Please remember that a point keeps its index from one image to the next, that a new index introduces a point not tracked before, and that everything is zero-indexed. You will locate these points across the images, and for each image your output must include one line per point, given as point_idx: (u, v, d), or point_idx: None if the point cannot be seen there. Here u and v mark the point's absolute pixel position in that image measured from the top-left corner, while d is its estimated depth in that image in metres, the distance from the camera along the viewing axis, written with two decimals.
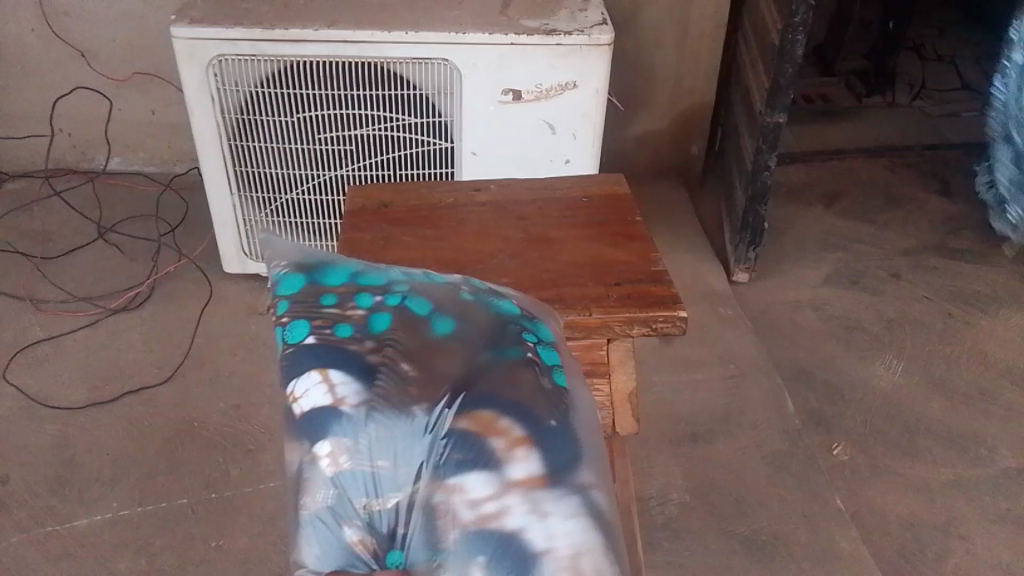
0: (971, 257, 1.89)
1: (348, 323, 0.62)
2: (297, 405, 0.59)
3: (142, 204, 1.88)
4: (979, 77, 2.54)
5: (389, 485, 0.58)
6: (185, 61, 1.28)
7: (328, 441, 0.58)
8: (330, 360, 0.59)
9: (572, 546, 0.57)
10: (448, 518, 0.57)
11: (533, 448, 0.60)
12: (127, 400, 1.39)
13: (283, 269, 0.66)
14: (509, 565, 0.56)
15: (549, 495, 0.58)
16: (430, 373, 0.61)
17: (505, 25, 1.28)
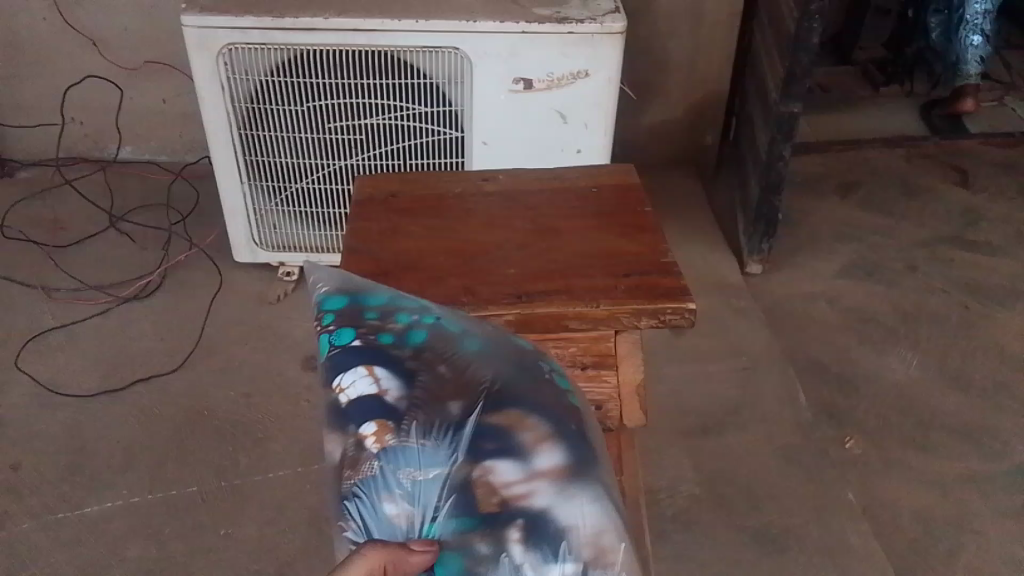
0: (989, 249, 1.86)
1: (389, 333, 0.66)
2: (344, 396, 0.62)
3: (154, 193, 1.88)
4: (1001, 68, 2.61)
5: (427, 461, 0.60)
6: (194, 50, 1.27)
7: (374, 421, 0.61)
8: (377, 360, 0.64)
9: (594, 523, 0.60)
10: (483, 493, 0.59)
11: (557, 442, 0.63)
12: (137, 388, 1.40)
13: (326, 289, 0.69)
14: (541, 538, 0.58)
15: (574, 483, 0.61)
16: (464, 373, 0.64)
17: (516, 12, 1.27)
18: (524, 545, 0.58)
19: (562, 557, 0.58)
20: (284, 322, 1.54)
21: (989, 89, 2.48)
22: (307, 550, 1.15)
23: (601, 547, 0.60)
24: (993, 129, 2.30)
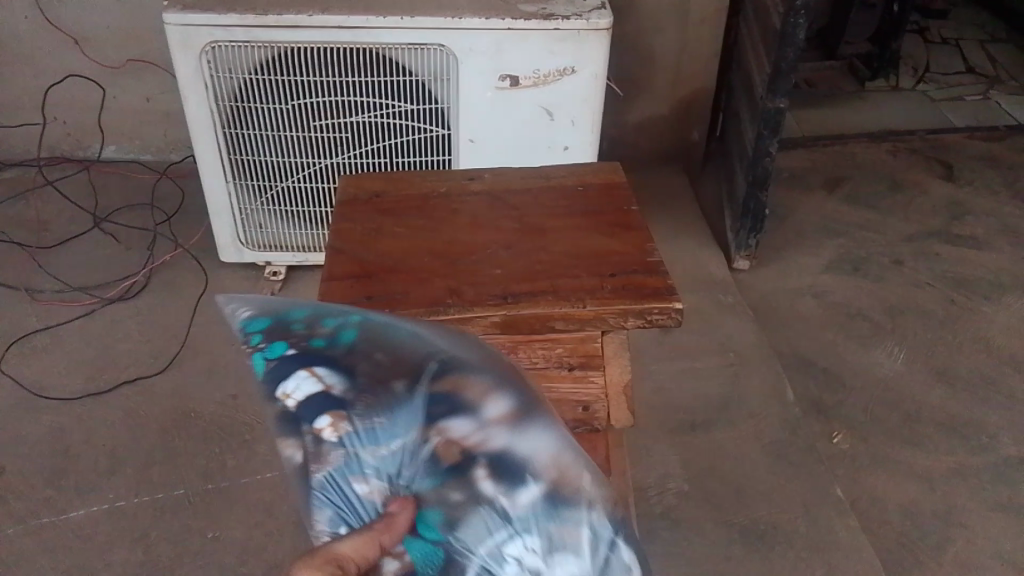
0: (975, 243, 1.87)
1: (319, 336, 0.62)
2: (290, 402, 0.58)
3: (138, 192, 1.87)
4: (985, 62, 2.64)
5: (386, 436, 0.58)
6: (177, 49, 1.26)
7: (327, 412, 0.58)
8: (314, 359, 0.60)
9: (551, 447, 0.61)
10: (445, 451, 0.58)
11: (497, 394, 0.64)
12: (122, 390, 1.39)
13: (247, 314, 0.63)
14: (509, 474, 0.58)
15: (522, 425, 0.62)
16: (397, 355, 0.63)
17: (502, 9, 1.26)
18: (492, 479, 0.57)
19: (529, 483, 0.58)
20: None
21: (973, 84, 2.51)
22: (295, 552, 1.14)
23: (563, 466, 0.61)
24: (977, 122, 2.32)
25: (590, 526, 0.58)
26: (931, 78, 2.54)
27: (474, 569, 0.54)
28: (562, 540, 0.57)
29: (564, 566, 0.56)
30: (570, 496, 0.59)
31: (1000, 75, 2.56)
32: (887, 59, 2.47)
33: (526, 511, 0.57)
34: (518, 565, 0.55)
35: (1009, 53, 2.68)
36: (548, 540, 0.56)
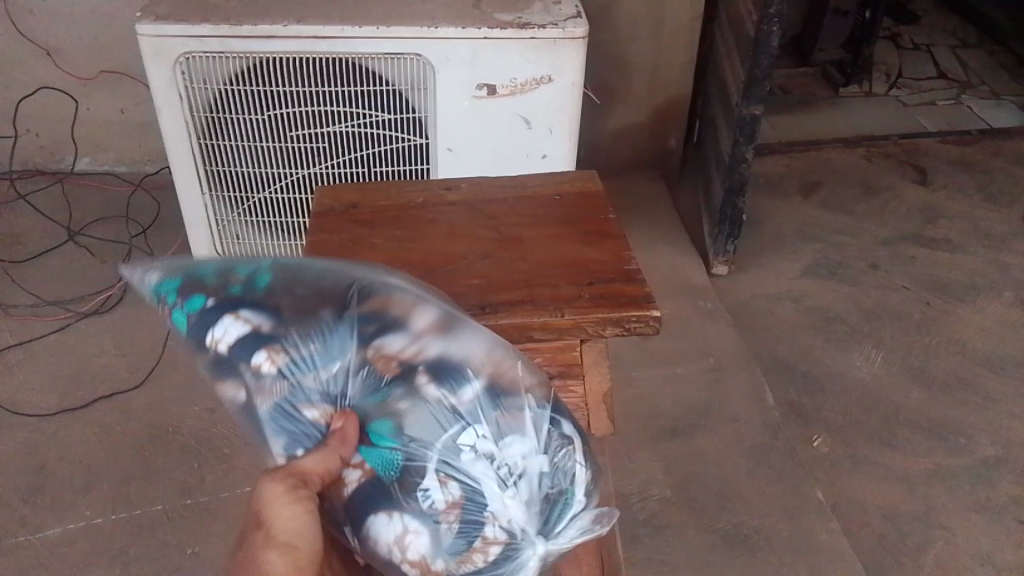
0: (948, 245, 1.89)
1: (236, 282, 0.64)
2: (220, 347, 0.60)
3: (113, 204, 1.85)
4: (956, 67, 2.68)
5: (323, 360, 0.59)
6: (150, 59, 1.25)
7: (260, 348, 0.59)
8: (237, 304, 0.62)
9: (482, 346, 0.61)
10: (383, 363, 0.59)
11: (427, 305, 0.63)
12: (97, 406, 1.37)
13: (160, 277, 0.66)
14: (448, 375, 0.58)
15: (454, 331, 0.61)
16: (323, 285, 0.64)
17: (478, 18, 1.26)
18: (431, 377, 0.58)
19: (472, 380, 0.58)
20: None
21: (945, 89, 2.55)
22: None
23: (498, 359, 0.61)
24: (950, 126, 2.35)
25: (533, 407, 0.59)
26: (903, 83, 2.57)
27: (432, 465, 0.55)
28: (509, 423, 0.57)
29: (517, 446, 0.56)
30: (509, 383, 0.59)
31: (971, 80, 2.60)
32: (860, 65, 2.50)
33: (470, 402, 0.57)
34: (472, 453, 0.55)
35: (979, 59, 2.72)
36: (499, 428, 0.56)
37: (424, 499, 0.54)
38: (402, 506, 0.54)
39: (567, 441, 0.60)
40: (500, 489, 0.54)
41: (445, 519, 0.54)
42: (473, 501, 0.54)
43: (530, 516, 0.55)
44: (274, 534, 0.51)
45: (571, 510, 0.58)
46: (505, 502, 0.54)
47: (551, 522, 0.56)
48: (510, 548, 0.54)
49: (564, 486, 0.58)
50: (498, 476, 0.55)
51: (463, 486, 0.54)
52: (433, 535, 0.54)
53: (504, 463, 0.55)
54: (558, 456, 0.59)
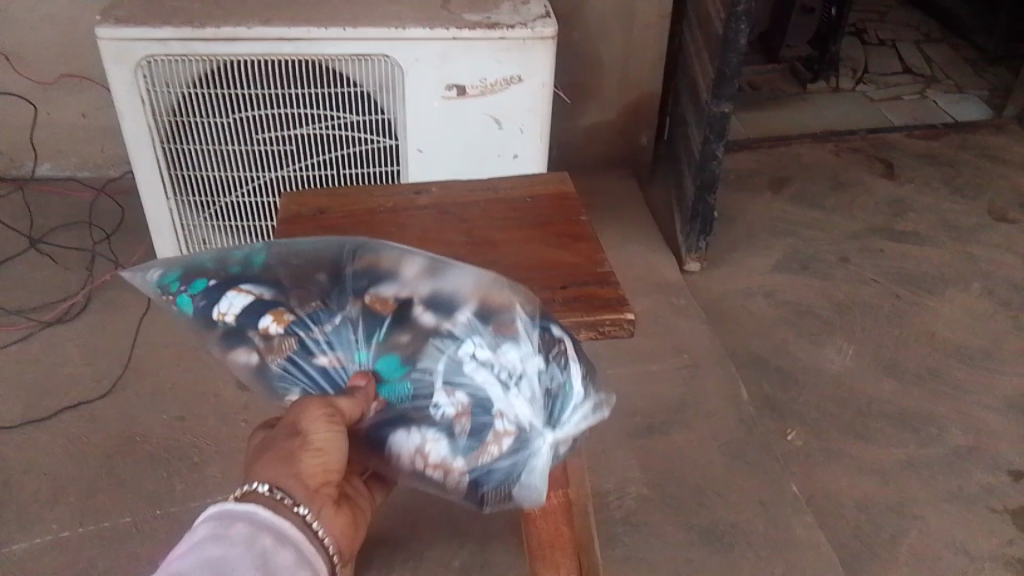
0: (916, 238, 1.91)
1: (233, 263, 0.72)
2: (229, 318, 0.69)
3: (76, 211, 1.82)
4: (921, 61, 2.71)
5: (326, 315, 0.69)
6: (111, 63, 1.22)
7: (267, 313, 0.69)
8: (237, 279, 0.70)
9: (469, 276, 0.71)
10: (385, 309, 0.70)
11: (415, 254, 0.73)
12: (63, 417, 1.34)
13: (159, 271, 0.72)
14: (444, 307, 0.69)
15: (443, 270, 0.72)
16: (316, 252, 0.73)
17: (446, 18, 1.25)
18: (430, 311, 0.69)
19: (466, 307, 0.69)
20: None
21: (911, 84, 2.58)
22: None
23: (488, 284, 0.71)
24: (916, 120, 2.38)
25: (522, 319, 0.69)
26: (870, 78, 2.60)
27: (440, 383, 0.67)
28: (502, 335, 0.68)
29: (513, 352, 0.67)
30: (500, 303, 0.70)
31: (936, 74, 2.64)
32: (828, 61, 2.52)
33: (466, 325, 0.68)
34: (474, 364, 0.66)
35: (943, 53, 2.76)
36: (494, 340, 0.67)
37: (438, 412, 0.67)
38: (420, 420, 0.68)
39: (563, 345, 0.70)
40: (502, 391, 0.66)
41: (458, 424, 0.67)
42: (480, 404, 0.66)
43: (532, 409, 0.66)
44: (310, 442, 0.59)
45: (574, 398, 0.68)
46: (507, 400, 0.66)
47: (557, 412, 0.67)
48: (519, 438, 0.66)
49: (563, 382, 0.68)
50: (498, 380, 0.66)
51: (469, 395, 0.66)
52: (448, 438, 0.67)
53: (502, 368, 0.66)
54: (553, 355, 0.69)
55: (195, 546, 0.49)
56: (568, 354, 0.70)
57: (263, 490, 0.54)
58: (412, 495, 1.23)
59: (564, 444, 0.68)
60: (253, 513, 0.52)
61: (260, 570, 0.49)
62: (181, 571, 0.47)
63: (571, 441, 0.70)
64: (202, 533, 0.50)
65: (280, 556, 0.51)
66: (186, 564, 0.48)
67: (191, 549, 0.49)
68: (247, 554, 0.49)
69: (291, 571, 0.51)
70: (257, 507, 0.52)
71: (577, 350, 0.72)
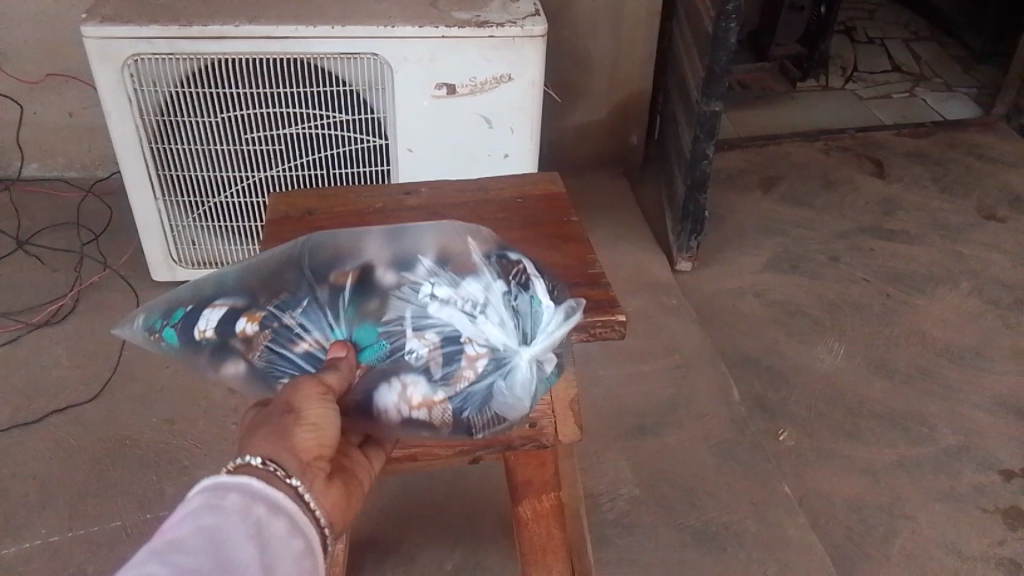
0: (906, 237, 1.91)
1: (204, 284, 0.72)
2: (208, 334, 0.69)
3: (63, 211, 1.80)
4: (909, 59, 2.72)
5: (296, 304, 0.69)
6: (97, 62, 1.21)
7: (240, 317, 0.69)
8: (209, 297, 0.70)
9: (423, 234, 0.73)
10: (347, 281, 0.69)
11: (368, 233, 0.74)
12: (50, 421, 1.33)
13: (140, 316, 0.73)
14: (401, 264, 0.70)
15: (396, 238, 0.73)
16: (280, 253, 0.73)
17: (436, 17, 1.24)
18: (390, 268, 0.70)
19: (422, 262, 0.70)
20: None
21: (900, 82, 2.58)
22: None
23: (442, 238, 0.73)
24: (905, 118, 2.38)
25: (477, 259, 0.71)
26: (859, 77, 2.60)
27: (409, 330, 0.66)
28: (460, 273, 0.69)
29: (473, 286, 0.68)
30: (455, 250, 0.72)
31: (924, 72, 2.64)
32: (817, 60, 2.53)
33: (426, 272, 0.69)
34: (439, 305, 0.67)
35: (932, 51, 2.77)
36: (454, 282, 0.68)
37: (412, 356, 0.66)
38: (398, 370, 0.66)
39: (517, 273, 0.72)
40: (470, 320, 0.66)
41: (433, 362, 0.66)
42: (450, 336, 0.66)
43: (502, 329, 0.66)
44: (303, 417, 0.58)
45: (544, 313, 0.68)
46: (476, 325, 0.66)
47: (529, 326, 0.67)
48: (495, 359, 0.66)
49: (528, 299, 0.69)
50: (464, 312, 0.67)
51: (440, 333, 0.66)
52: (426, 378, 0.66)
53: (465, 301, 0.67)
54: (513, 282, 0.71)
55: (189, 513, 0.48)
56: (528, 277, 0.72)
57: (256, 463, 0.52)
58: (403, 500, 1.23)
59: (544, 360, 0.68)
60: (246, 484, 0.50)
61: (255, 540, 0.48)
62: (178, 542, 0.46)
63: (551, 360, 0.69)
64: (196, 500, 0.49)
65: (274, 526, 0.50)
66: (182, 531, 0.46)
67: (185, 516, 0.48)
68: (243, 523, 0.48)
69: (285, 541, 0.50)
70: (251, 478, 0.51)
71: (537, 276, 0.74)
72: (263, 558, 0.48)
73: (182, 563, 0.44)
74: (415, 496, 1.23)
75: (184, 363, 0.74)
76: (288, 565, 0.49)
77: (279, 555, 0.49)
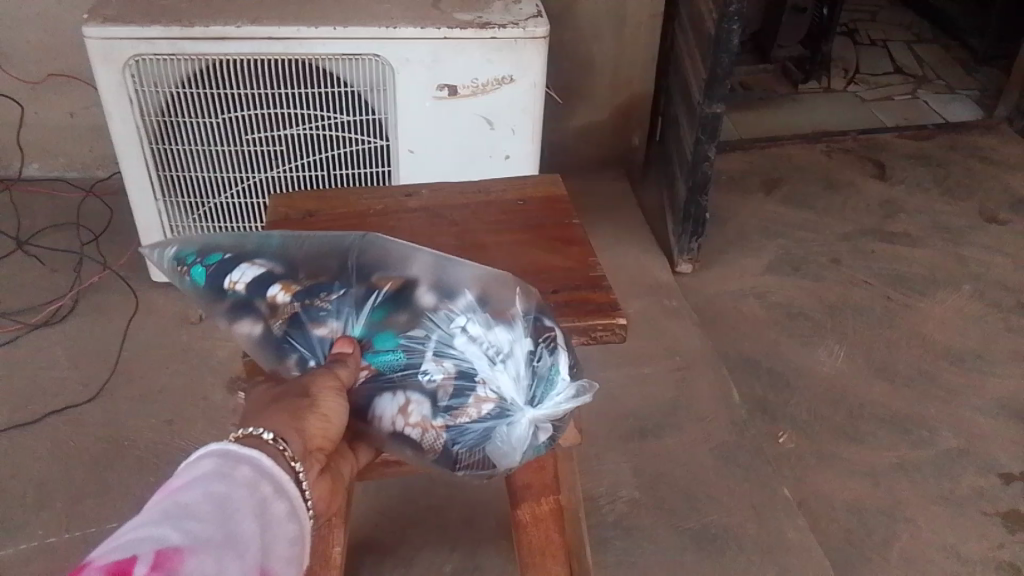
0: (908, 239, 1.91)
1: (248, 242, 0.74)
2: (238, 286, 0.70)
3: (63, 211, 1.80)
4: (912, 61, 2.72)
5: (329, 291, 0.70)
6: (98, 62, 1.21)
7: (274, 283, 0.70)
8: (251, 255, 0.73)
9: (474, 269, 0.73)
10: (386, 287, 0.70)
11: (422, 253, 0.75)
12: (49, 421, 1.33)
13: (176, 247, 0.76)
14: (445, 291, 0.70)
15: (449, 267, 0.73)
16: (326, 242, 0.75)
17: (437, 18, 1.24)
18: (432, 291, 0.70)
19: (465, 294, 0.70)
20: (207, 342, 1.49)
21: (902, 84, 2.58)
22: None
23: (491, 277, 0.73)
24: (907, 121, 2.38)
25: (518, 308, 0.70)
26: (861, 78, 2.60)
27: (431, 352, 0.67)
28: (496, 317, 0.69)
29: (503, 333, 0.68)
30: (500, 293, 0.71)
31: (927, 74, 2.64)
32: (819, 62, 2.53)
33: (464, 305, 0.69)
34: (467, 340, 0.67)
35: (934, 53, 2.77)
36: (488, 323, 0.68)
37: (424, 377, 0.66)
38: (405, 385, 0.66)
39: (548, 333, 0.71)
40: (489, 364, 0.66)
41: (442, 389, 0.66)
42: (466, 374, 0.66)
43: (515, 385, 0.66)
44: (318, 407, 0.58)
45: (558, 385, 0.67)
46: (492, 372, 0.66)
47: (541, 392, 0.67)
48: (499, 408, 0.65)
49: (552, 365, 0.68)
50: (486, 355, 0.66)
51: (458, 366, 0.66)
52: (431, 402, 0.66)
53: (491, 345, 0.67)
54: (542, 342, 0.70)
55: (196, 480, 0.45)
56: (557, 343, 0.71)
57: (267, 438, 0.51)
58: (403, 502, 1.22)
59: (543, 426, 0.67)
60: (257, 461, 0.48)
61: (258, 519, 0.46)
62: (188, 506, 0.43)
63: (547, 429, 0.69)
64: (202, 468, 0.46)
65: (275, 508, 0.48)
66: (191, 496, 0.44)
67: (192, 483, 0.45)
68: (249, 498, 0.46)
69: (284, 526, 0.48)
70: (263, 454, 0.49)
71: (567, 345, 0.73)
72: (263, 539, 0.45)
73: (192, 529, 0.42)
74: (414, 498, 1.23)
75: (201, 305, 0.75)
76: (284, 551, 0.47)
77: (277, 539, 0.47)
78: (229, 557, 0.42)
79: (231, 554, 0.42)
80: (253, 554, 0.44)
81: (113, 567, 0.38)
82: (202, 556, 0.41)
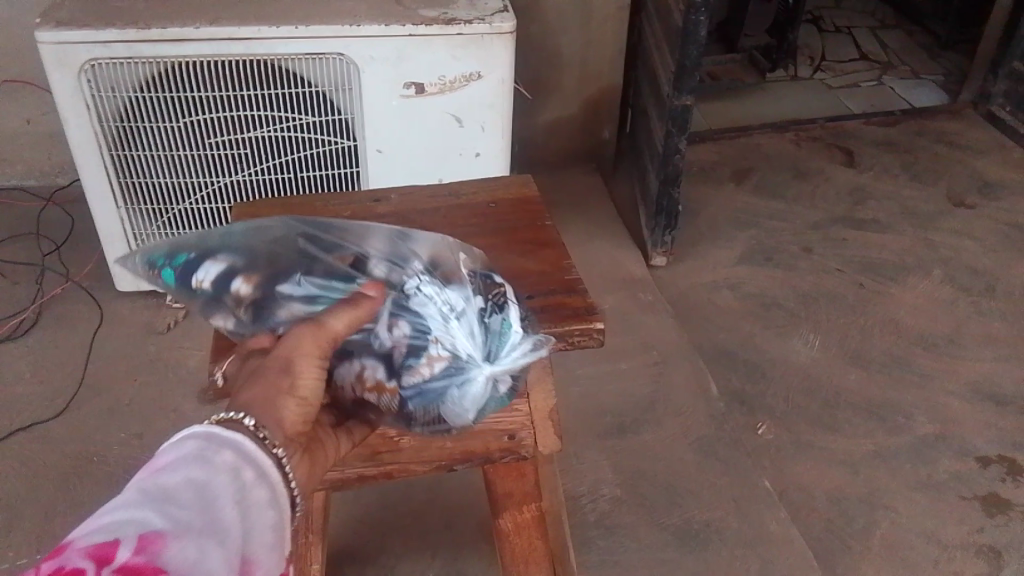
0: (878, 225, 1.92)
1: (212, 241, 0.70)
2: (202, 284, 0.65)
3: (22, 221, 1.75)
4: (876, 47, 2.74)
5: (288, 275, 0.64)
6: (52, 68, 1.17)
7: (236, 275, 0.65)
8: (214, 251, 0.68)
9: (425, 240, 0.72)
10: (347, 266, 0.65)
11: (382, 234, 0.70)
12: (15, 439, 1.29)
13: (150, 256, 0.72)
14: (398, 259, 0.67)
15: (405, 241, 0.71)
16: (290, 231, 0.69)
17: (402, 15, 1.21)
18: (387, 260, 0.66)
19: (419, 261, 0.68)
20: (175, 352, 1.46)
21: (867, 70, 2.60)
22: None
23: (438, 245, 0.72)
24: (874, 107, 2.39)
25: (467, 274, 0.70)
26: (827, 66, 2.61)
27: (386, 311, 0.64)
28: (447, 279, 0.68)
29: (456, 293, 0.67)
30: (448, 260, 0.71)
31: (891, 60, 2.66)
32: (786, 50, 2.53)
33: (418, 268, 0.67)
34: (423, 299, 0.65)
35: (899, 39, 2.79)
36: (442, 284, 0.67)
37: (377, 340, 0.64)
38: (361, 349, 0.64)
39: (496, 294, 0.71)
40: (443, 321, 0.65)
41: (397, 349, 0.64)
42: (420, 331, 0.65)
43: (470, 340, 0.65)
44: (298, 383, 0.53)
45: (510, 339, 0.67)
46: (447, 328, 0.65)
47: (495, 349, 0.66)
48: (455, 365, 0.64)
49: (501, 321, 0.68)
50: (441, 312, 0.65)
51: (412, 325, 0.65)
52: (387, 364, 0.64)
53: (445, 302, 0.66)
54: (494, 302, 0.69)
55: (178, 464, 0.42)
56: (505, 300, 0.71)
57: (248, 422, 0.47)
58: (381, 509, 1.21)
59: (499, 380, 0.67)
60: (239, 444, 0.46)
61: (238, 507, 0.43)
62: (167, 489, 0.40)
63: (506, 382, 0.68)
64: (184, 451, 0.43)
65: (255, 495, 0.44)
66: (172, 481, 0.41)
67: (174, 465, 0.42)
68: (231, 486, 0.43)
69: (264, 513, 0.44)
70: (244, 436, 0.46)
71: (515, 302, 0.74)
72: (245, 527, 0.42)
73: (175, 515, 0.39)
74: (393, 505, 1.21)
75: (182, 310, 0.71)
76: (266, 539, 0.43)
77: (257, 526, 0.44)
78: (210, 544, 0.39)
79: (213, 541, 0.40)
80: (235, 542, 0.41)
81: (93, 550, 0.35)
82: (184, 542, 0.38)
